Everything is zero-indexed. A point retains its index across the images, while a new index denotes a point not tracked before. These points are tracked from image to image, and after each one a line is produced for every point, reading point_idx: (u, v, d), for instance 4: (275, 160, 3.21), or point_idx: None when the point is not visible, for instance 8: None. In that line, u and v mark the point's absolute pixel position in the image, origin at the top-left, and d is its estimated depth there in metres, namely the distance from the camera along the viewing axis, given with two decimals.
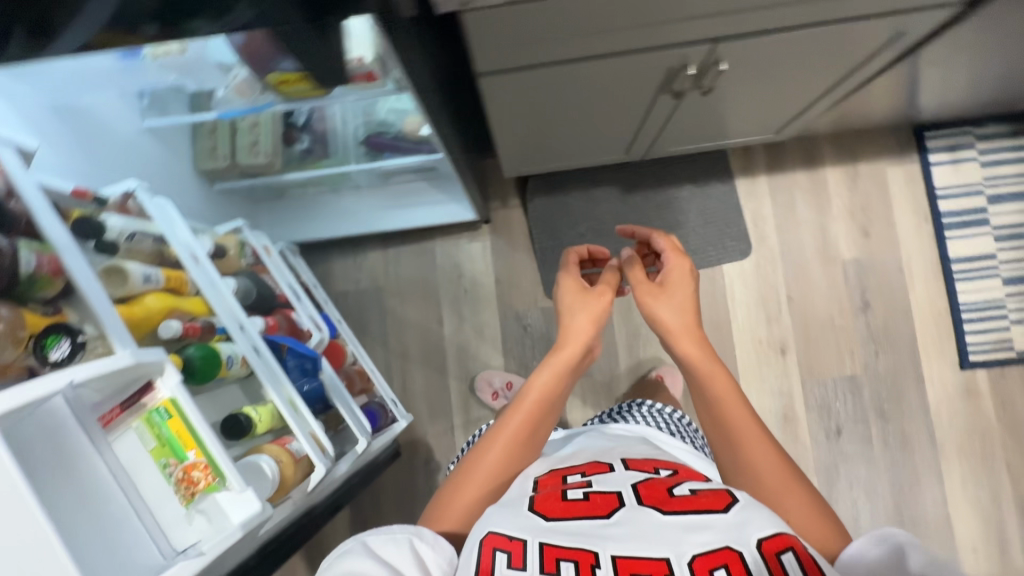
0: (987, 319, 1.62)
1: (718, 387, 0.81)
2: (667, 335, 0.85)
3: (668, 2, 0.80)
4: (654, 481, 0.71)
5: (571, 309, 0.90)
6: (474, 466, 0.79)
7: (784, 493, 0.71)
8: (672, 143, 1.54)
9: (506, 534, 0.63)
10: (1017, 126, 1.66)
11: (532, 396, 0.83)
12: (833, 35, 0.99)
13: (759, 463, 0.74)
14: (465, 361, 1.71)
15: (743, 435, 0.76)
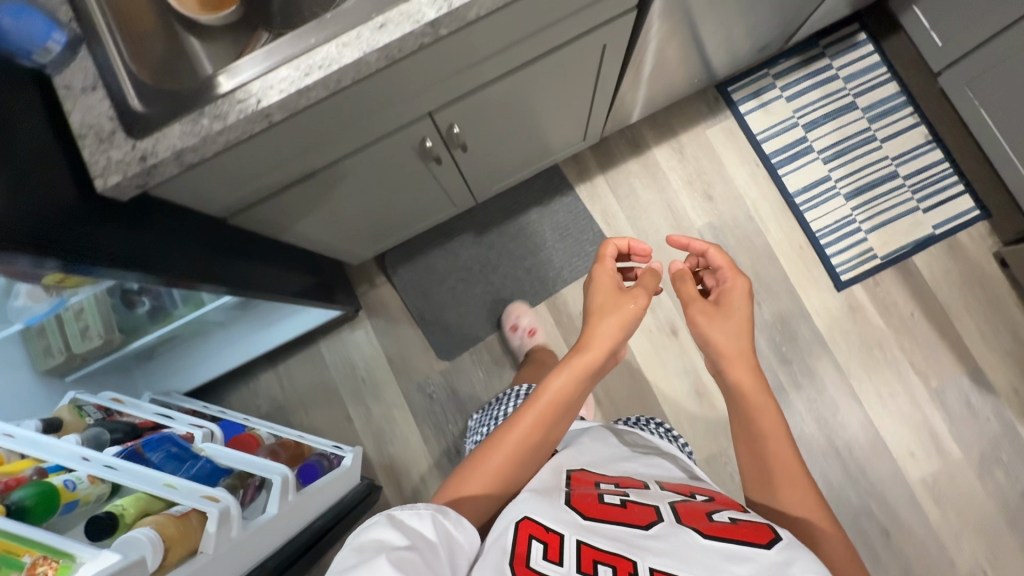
0: (844, 237, 1.67)
1: (770, 425, 0.85)
2: (731, 367, 0.88)
3: (346, 111, 0.83)
4: (690, 504, 0.76)
5: (597, 312, 0.93)
6: (488, 457, 0.83)
7: (812, 532, 0.77)
8: (495, 182, 1.57)
9: (543, 523, 0.69)
10: (804, 55, 1.74)
11: (549, 399, 0.86)
12: (545, 69, 1.04)
13: (802, 504, 0.79)
14: (384, 448, 1.71)
15: (785, 468, 0.81)
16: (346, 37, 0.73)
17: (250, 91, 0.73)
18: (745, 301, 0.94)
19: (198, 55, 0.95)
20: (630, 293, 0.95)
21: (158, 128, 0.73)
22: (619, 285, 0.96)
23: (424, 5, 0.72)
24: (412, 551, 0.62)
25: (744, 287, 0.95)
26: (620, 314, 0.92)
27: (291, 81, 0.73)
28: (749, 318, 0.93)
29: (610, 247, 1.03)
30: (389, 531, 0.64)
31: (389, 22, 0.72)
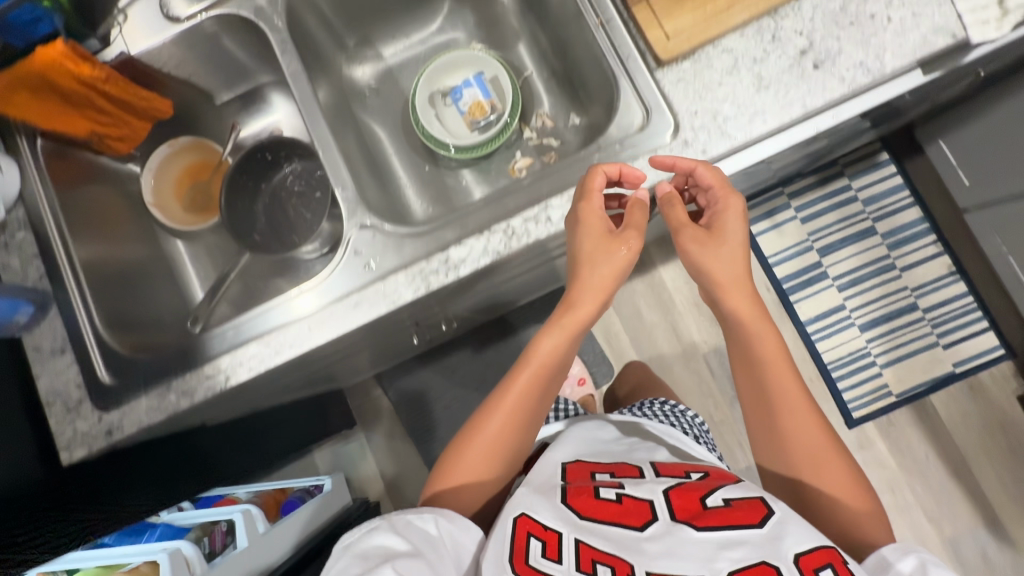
0: (857, 371, 1.60)
1: (770, 353, 0.67)
2: (736, 306, 0.67)
3: (329, 355, 0.80)
4: (688, 486, 0.63)
5: (585, 259, 0.65)
6: (472, 446, 0.70)
7: (814, 484, 0.65)
8: (493, 313, 1.53)
9: (541, 520, 0.60)
10: (822, 174, 1.66)
11: (539, 366, 0.70)
12: (542, 268, 1.00)
13: (799, 439, 0.65)
14: None
15: (785, 405, 0.67)
16: (319, 313, 0.69)
17: (219, 365, 0.70)
18: (735, 210, 0.66)
19: (183, 261, 0.93)
20: (622, 231, 0.66)
21: (125, 399, 0.71)
22: (606, 223, 0.65)
23: (401, 284, 0.69)
24: (417, 560, 0.55)
25: (737, 208, 0.66)
26: (614, 257, 0.65)
27: (259, 358, 0.70)
28: (739, 216, 0.66)
29: (602, 176, 0.64)
30: (388, 536, 0.57)
31: (362, 300, 0.69)
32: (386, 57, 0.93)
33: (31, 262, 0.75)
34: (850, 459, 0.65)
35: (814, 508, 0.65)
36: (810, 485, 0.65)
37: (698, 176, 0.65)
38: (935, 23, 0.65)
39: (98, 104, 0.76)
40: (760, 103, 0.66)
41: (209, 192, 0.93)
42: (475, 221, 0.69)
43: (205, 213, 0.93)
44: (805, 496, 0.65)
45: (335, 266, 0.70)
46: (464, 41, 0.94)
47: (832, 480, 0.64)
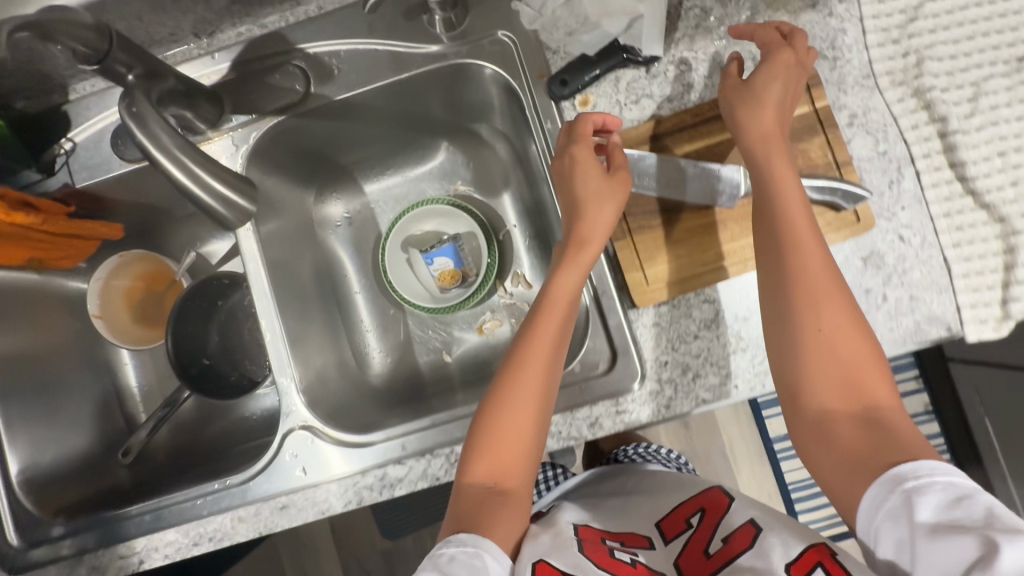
0: None
1: (795, 213, 0.54)
2: (770, 162, 0.56)
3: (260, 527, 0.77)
4: (693, 538, 0.56)
5: (587, 199, 0.60)
6: (507, 413, 0.58)
7: (837, 404, 0.51)
8: None
9: (558, 564, 0.52)
10: None
11: (560, 306, 0.60)
12: None
13: (823, 347, 0.52)
14: None
15: (816, 290, 0.53)
16: (243, 509, 0.66)
17: (134, 547, 0.67)
18: (790, 69, 0.57)
19: (129, 377, 0.87)
20: (619, 173, 0.60)
21: (30, 566, 0.68)
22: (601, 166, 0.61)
23: (333, 493, 0.65)
24: None
25: (793, 64, 0.57)
26: (617, 200, 0.59)
27: (176, 546, 0.66)
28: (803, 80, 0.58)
29: (592, 124, 0.62)
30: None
31: (290, 503, 0.65)
32: (367, 193, 0.87)
33: None
34: (886, 367, 0.52)
35: (840, 449, 0.50)
36: (828, 363, 0.52)
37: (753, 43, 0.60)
38: (930, 311, 0.60)
39: (17, 231, 0.68)
40: (733, 367, 0.62)
41: (159, 304, 0.88)
42: (417, 440, 0.65)
43: (153, 327, 0.88)
44: (831, 425, 0.51)
45: (265, 463, 0.66)
46: (447, 183, 0.87)
47: (853, 352, 0.51)
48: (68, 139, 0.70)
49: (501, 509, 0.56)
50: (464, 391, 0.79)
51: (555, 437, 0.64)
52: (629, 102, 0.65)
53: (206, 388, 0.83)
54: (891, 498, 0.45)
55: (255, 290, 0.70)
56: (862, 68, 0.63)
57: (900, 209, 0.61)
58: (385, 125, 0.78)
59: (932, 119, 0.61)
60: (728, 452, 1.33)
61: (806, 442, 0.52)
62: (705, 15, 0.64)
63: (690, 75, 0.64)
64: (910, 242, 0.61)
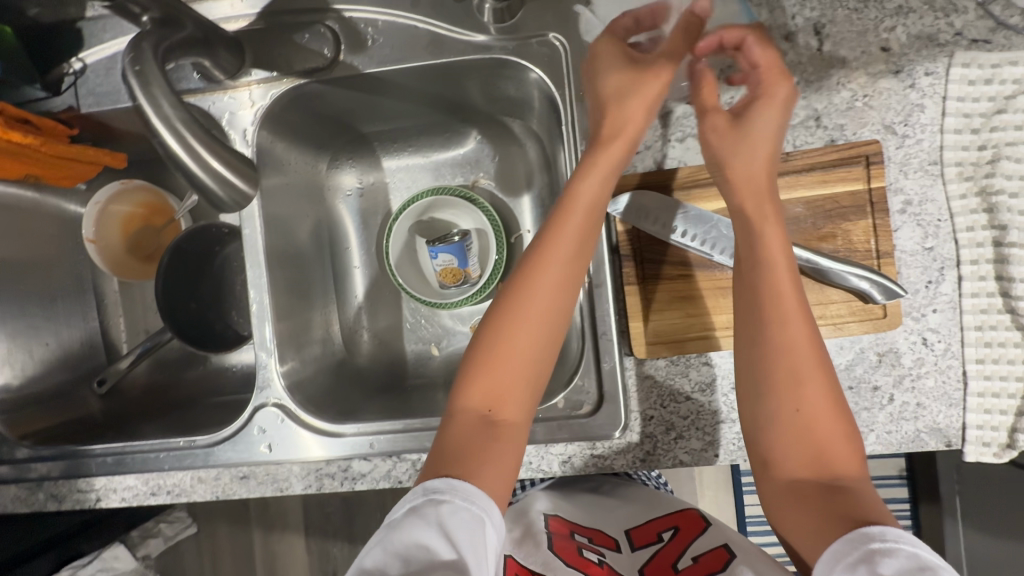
0: None
1: (782, 284, 0.52)
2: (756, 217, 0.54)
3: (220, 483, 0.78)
4: (661, 551, 0.59)
5: (609, 98, 0.57)
6: (512, 324, 0.57)
7: (802, 472, 0.51)
8: None
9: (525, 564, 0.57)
10: None
11: (579, 214, 0.57)
12: None
13: (789, 418, 0.52)
14: None
15: (790, 362, 0.52)
16: (203, 471, 0.66)
17: (93, 484, 0.67)
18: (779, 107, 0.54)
19: (117, 305, 0.86)
20: (649, 63, 0.57)
21: None
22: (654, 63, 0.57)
23: (294, 474, 0.65)
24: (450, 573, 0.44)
25: (786, 100, 0.54)
26: (654, 97, 0.57)
27: (134, 491, 0.67)
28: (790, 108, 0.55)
29: (622, 28, 0.59)
30: (427, 528, 0.46)
31: (251, 475, 0.65)
32: (384, 168, 0.84)
33: None
34: (853, 429, 0.51)
35: (805, 522, 0.49)
36: (803, 438, 0.51)
37: (748, 52, 0.55)
38: (934, 423, 0.58)
39: (12, 149, 0.64)
40: (719, 436, 0.60)
41: (157, 239, 0.86)
42: (387, 442, 0.64)
43: (148, 261, 0.87)
44: (798, 496, 0.50)
45: (233, 430, 0.66)
46: (468, 172, 0.83)
47: (828, 426, 0.51)
48: (79, 59, 0.67)
49: (495, 433, 0.54)
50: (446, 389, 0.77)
51: (524, 466, 0.63)
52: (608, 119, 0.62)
53: (190, 335, 0.81)
54: (853, 553, 0.44)
55: (249, 254, 0.68)
56: (930, 153, 0.58)
57: (931, 311, 0.58)
58: (415, 104, 0.74)
59: (992, 224, 0.57)
60: (695, 474, 1.32)
61: (774, 507, 0.52)
62: None
63: None
64: (932, 347, 0.58)
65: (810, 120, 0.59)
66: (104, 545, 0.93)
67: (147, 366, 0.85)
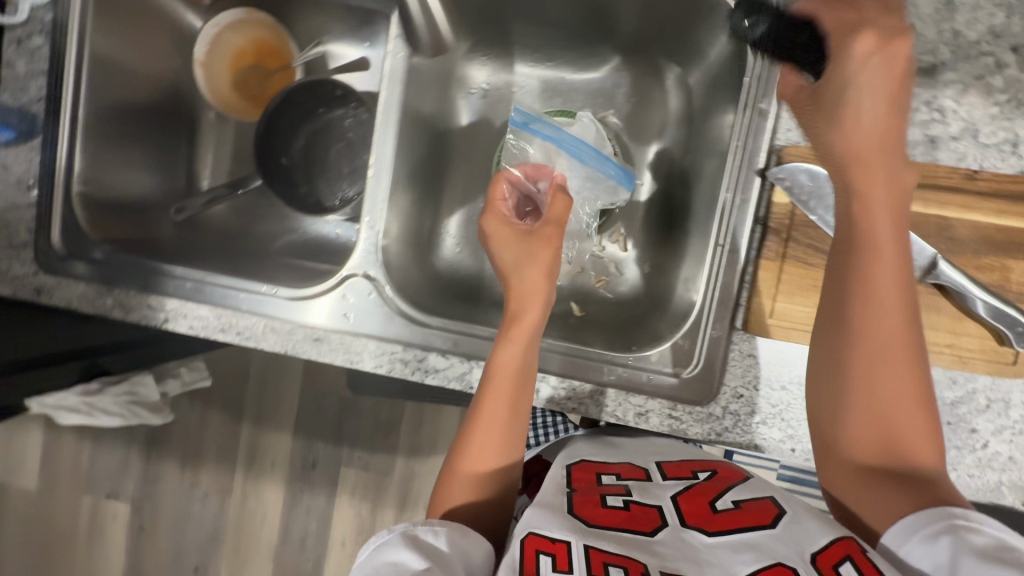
0: None
1: (881, 240, 0.49)
2: (869, 177, 0.49)
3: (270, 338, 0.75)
4: (697, 488, 0.54)
5: (511, 268, 0.61)
6: (456, 469, 0.58)
7: (868, 449, 0.49)
8: None
9: (550, 537, 0.48)
10: None
11: (505, 378, 0.58)
12: None
13: (868, 394, 0.49)
14: (258, 420, 1.80)
15: (871, 326, 0.49)
16: (278, 322, 0.65)
17: (165, 305, 0.66)
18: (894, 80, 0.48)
19: (207, 138, 0.83)
20: (538, 233, 0.61)
21: (64, 275, 0.67)
22: (518, 226, 0.62)
23: (368, 350, 0.64)
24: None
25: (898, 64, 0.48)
26: (543, 258, 0.60)
27: (205, 323, 0.66)
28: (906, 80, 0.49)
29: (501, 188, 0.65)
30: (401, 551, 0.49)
31: (325, 339, 0.64)
32: (515, 72, 0.79)
33: (36, 76, 0.66)
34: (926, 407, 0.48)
35: (882, 502, 0.48)
36: (874, 414, 0.49)
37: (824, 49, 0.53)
38: (1018, 480, 0.57)
39: None
40: (802, 432, 0.59)
41: (266, 81, 0.83)
42: (471, 344, 0.63)
43: (252, 102, 0.83)
44: (871, 476, 0.48)
45: (319, 292, 0.64)
46: (600, 107, 0.79)
47: (899, 402, 0.48)
48: None
49: None
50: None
51: (598, 407, 0.62)
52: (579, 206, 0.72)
53: (277, 185, 0.80)
54: (934, 525, 0.44)
55: (382, 115, 0.64)
56: None
57: None
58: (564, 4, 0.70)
59: None
60: None
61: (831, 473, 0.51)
62: (995, 70, 0.55)
63: (938, 128, 0.56)
64: None
65: (1006, 145, 0.55)
66: (134, 369, 0.93)
67: (224, 207, 0.83)
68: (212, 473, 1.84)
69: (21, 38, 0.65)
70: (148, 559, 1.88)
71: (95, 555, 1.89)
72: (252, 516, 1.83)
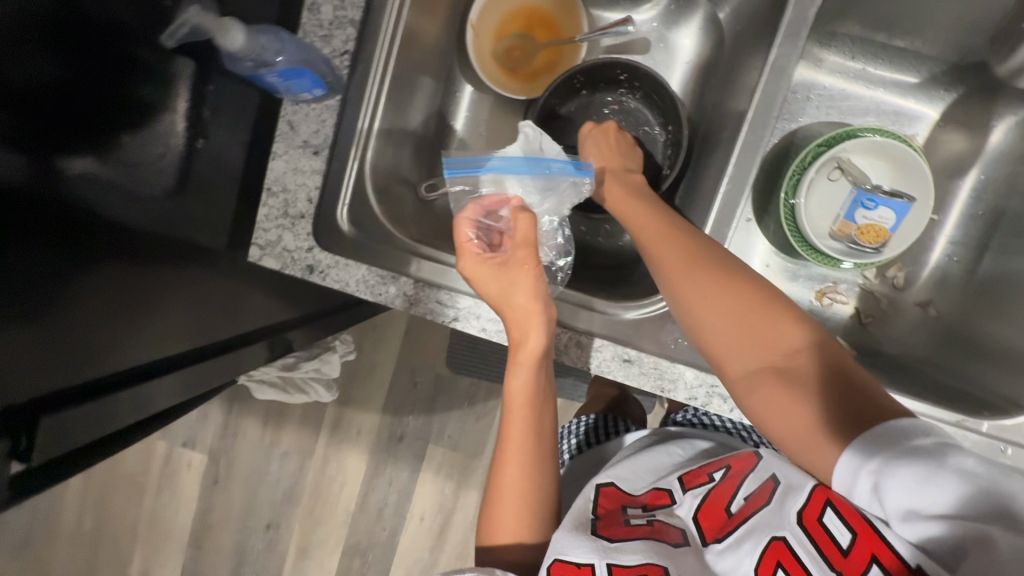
0: None
1: (648, 235, 0.56)
2: (621, 205, 0.61)
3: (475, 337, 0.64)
4: (714, 490, 0.52)
5: (495, 300, 0.56)
6: (499, 505, 0.55)
7: (790, 399, 0.47)
8: None
9: (575, 562, 0.47)
10: None
11: (518, 404, 0.56)
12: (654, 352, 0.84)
13: (755, 349, 0.49)
14: (349, 388, 1.65)
15: (712, 306, 0.51)
16: (584, 337, 0.59)
17: (457, 302, 0.60)
18: (613, 137, 0.67)
19: (460, 107, 0.74)
20: (513, 259, 0.57)
21: (341, 253, 0.60)
22: (478, 247, 0.56)
23: (684, 380, 0.58)
24: None
25: (609, 127, 0.67)
26: (524, 275, 0.56)
27: (501, 327, 0.60)
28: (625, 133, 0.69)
29: (467, 225, 0.58)
30: None
31: (636, 362, 0.59)
32: (819, 71, 0.72)
33: (341, 25, 0.57)
34: (763, 303, 0.50)
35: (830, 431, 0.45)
36: (771, 369, 0.48)
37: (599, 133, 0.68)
38: None
39: None
40: None
41: (530, 55, 0.74)
42: None
43: (510, 75, 0.74)
44: (801, 411, 0.46)
45: (644, 314, 0.59)
46: (906, 129, 0.73)
47: (760, 337, 0.49)
48: None
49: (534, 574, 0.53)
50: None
51: None
52: (546, 235, 0.66)
53: None
54: (893, 449, 0.41)
55: (755, 118, 0.56)
56: None
57: None
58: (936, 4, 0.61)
59: None
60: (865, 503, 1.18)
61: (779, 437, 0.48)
62: None
63: None
64: None
65: None
66: (323, 343, 0.89)
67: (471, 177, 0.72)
68: (295, 433, 1.66)
69: None
70: (217, 514, 1.68)
71: (163, 504, 1.70)
72: (331, 483, 1.64)
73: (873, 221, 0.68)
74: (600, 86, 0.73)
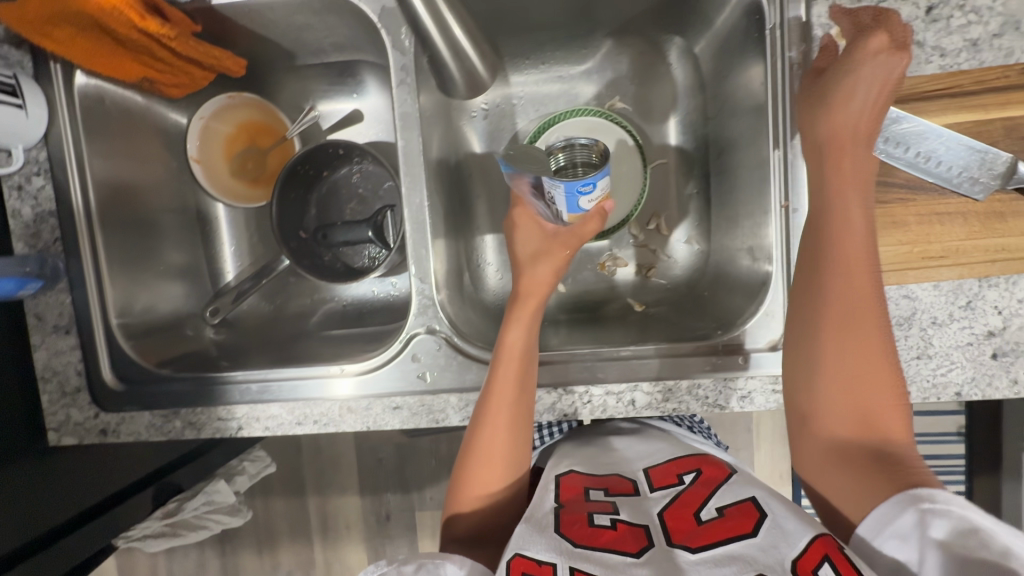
0: None
1: (834, 258, 0.49)
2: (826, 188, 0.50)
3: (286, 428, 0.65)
4: (683, 492, 0.53)
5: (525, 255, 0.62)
6: (481, 457, 0.56)
7: (857, 444, 0.46)
8: None
9: (536, 559, 0.47)
10: None
11: (512, 359, 0.58)
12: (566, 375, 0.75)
13: (857, 379, 0.47)
14: (324, 489, 1.56)
15: (858, 350, 0.47)
16: (353, 401, 0.63)
17: (234, 413, 0.64)
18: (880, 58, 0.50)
19: (220, 229, 0.80)
20: (562, 235, 0.63)
21: (129, 408, 0.65)
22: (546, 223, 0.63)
23: (451, 405, 0.62)
24: None
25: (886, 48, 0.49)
26: (556, 256, 0.61)
27: (279, 421, 0.64)
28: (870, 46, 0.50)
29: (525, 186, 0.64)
30: None
31: (405, 406, 0.62)
32: (511, 83, 0.77)
33: (47, 220, 0.64)
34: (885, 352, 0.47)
35: (852, 449, 0.46)
36: (858, 401, 0.46)
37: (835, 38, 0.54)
38: None
39: (135, 40, 0.61)
40: (911, 372, 0.57)
41: (263, 162, 0.79)
42: (556, 372, 0.62)
43: (254, 184, 0.79)
44: (859, 455, 0.45)
45: (388, 357, 0.63)
46: (605, 96, 0.77)
47: (868, 384, 0.46)
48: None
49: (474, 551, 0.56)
50: (567, 327, 0.75)
51: (699, 401, 0.61)
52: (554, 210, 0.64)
53: (302, 260, 0.76)
54: (907, 516, 0.42)
55: (405, 164, 0.62)
56: None
57: None
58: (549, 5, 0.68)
59: None
60: None
61: (819, 375, 0.48)
62: None
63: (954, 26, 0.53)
64: None
65: (1010, 27, 0.53)
66: (204, 479, 0.90)
67: (248, 285, 0.75)
68: (291, 551, 1.59)
69: (21, 184, 0.64)
70: None
71: None
72: None
73: (599, 198, 0.62)
74: (332, 164, 0.79)
